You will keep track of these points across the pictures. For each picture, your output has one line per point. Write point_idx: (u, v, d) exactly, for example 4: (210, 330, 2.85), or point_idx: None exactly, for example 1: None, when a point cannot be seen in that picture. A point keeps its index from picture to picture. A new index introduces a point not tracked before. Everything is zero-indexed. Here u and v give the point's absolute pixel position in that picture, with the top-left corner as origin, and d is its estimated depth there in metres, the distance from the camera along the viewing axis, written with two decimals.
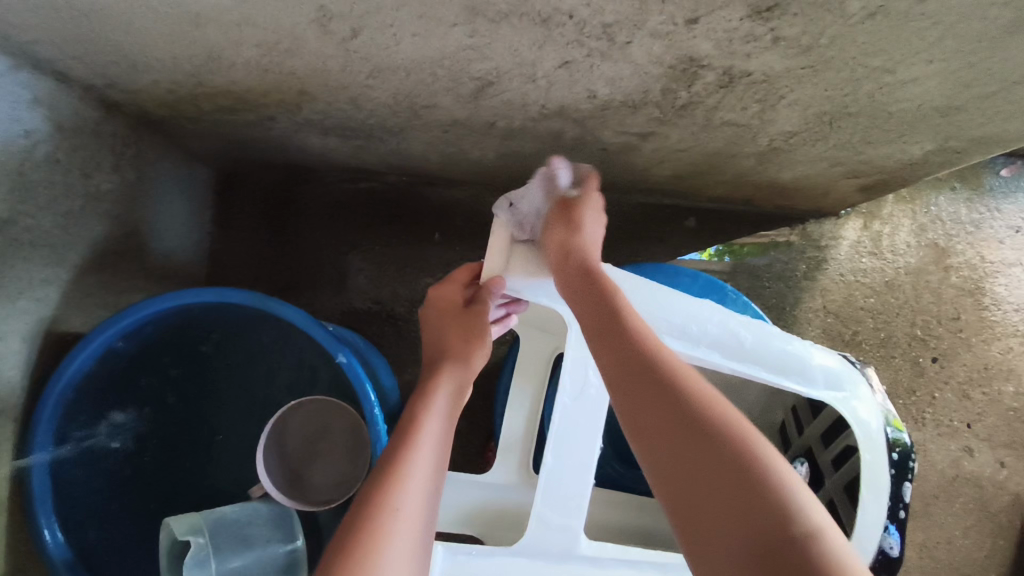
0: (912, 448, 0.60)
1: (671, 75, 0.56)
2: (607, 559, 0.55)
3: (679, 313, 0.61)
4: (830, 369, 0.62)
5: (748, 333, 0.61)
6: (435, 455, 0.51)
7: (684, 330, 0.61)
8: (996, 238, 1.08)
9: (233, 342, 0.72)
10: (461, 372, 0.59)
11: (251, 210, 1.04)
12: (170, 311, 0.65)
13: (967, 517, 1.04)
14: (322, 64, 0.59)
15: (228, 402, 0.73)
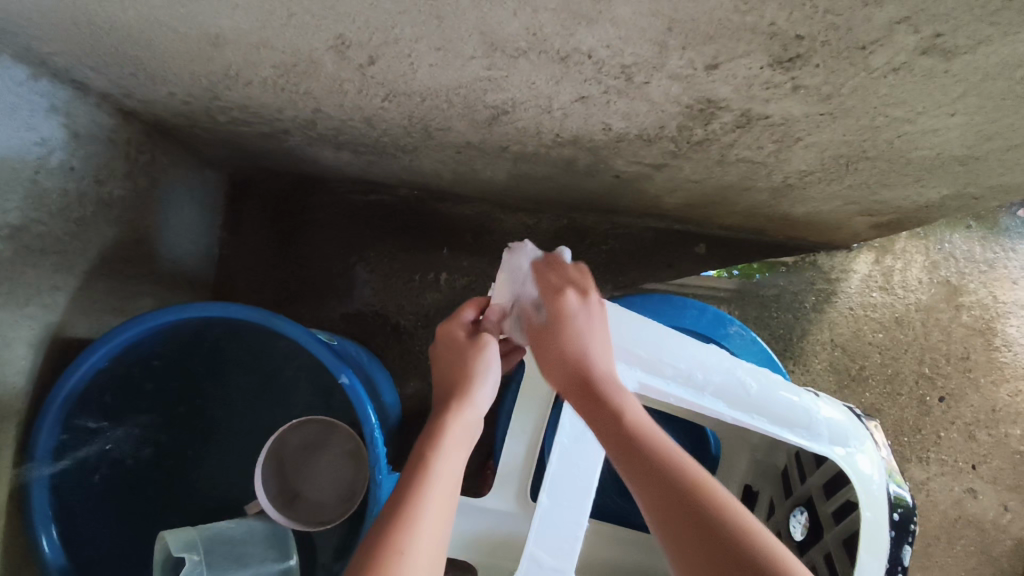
0: (915, 509, 0.58)
1: (689, 114, 0.56)
2: None
3: (685, 358, 0.61)
4: (835, 423, 0.61)
5: (753, 381, 0.61)
6: (448, 489, 0.50)
7: (688, 376, 0.61)
8: (1010, 278, 1.07)
9: (235, 353, 0.72)
10: (469, 411, 0.58)
11: (260, 216, 1.05)
12: (175, 323, 0.65)
13: (968, 559, 1.03)
14: (339, 86, 0.59)
15: (227, 414, 0.73)
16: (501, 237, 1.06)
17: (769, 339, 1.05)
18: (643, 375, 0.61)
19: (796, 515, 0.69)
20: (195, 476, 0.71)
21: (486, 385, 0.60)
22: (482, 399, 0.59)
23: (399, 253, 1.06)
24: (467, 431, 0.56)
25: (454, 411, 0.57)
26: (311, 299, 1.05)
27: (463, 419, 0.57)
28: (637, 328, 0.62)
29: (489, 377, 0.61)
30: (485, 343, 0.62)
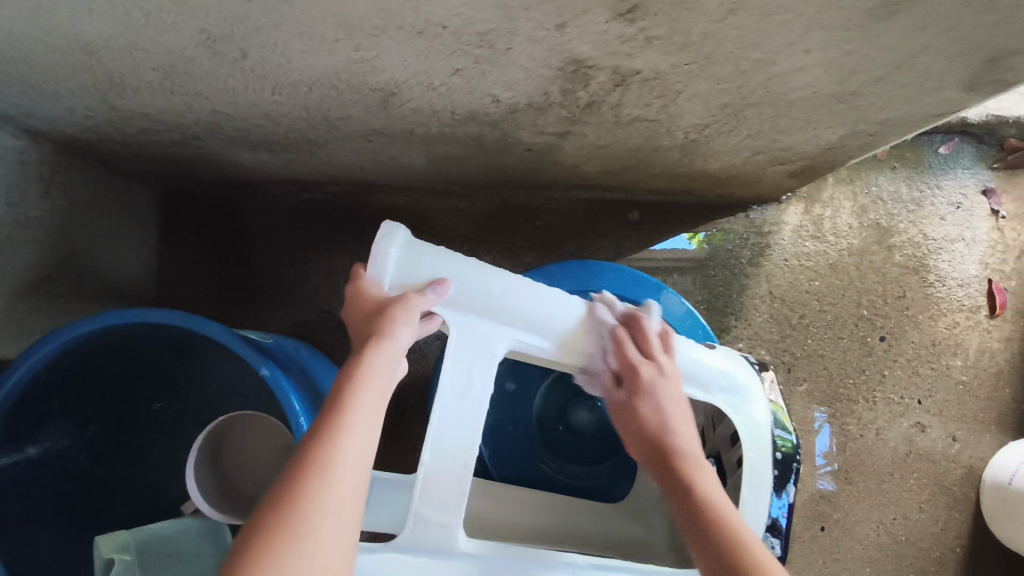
0: (797, 449, 0.63)
1: (564, 77, 0.57)
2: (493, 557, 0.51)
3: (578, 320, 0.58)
4: (728, 375, 0.63)
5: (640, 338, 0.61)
6: (358, 456, 0.47)
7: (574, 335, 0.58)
8: (938, 214, 1.09)
9: (168, 354, 0.71)
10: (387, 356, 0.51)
11: (196, 224, 1.06)
12: (99, 330, 0.65)
13: (922, 493, 1.06)
14: (224, 84, 0.60)
15: (161, 421, 0.73)
16: (437, 224, 1.07)
17: (709, 297, 1.07)
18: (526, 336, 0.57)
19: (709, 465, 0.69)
20: (135, 482, 0.72)
21: (408, 331, 0.51)
22: (401, 341, 0.52)
23: (337, 249, 1.07)
24: (383, 377, 0.50)
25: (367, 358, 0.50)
26: (256, 304, 1.06)
27: (378, 365, 0.50)
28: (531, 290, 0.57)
29: (413, 323, 0.52)
30: (403, 301, 0.51)
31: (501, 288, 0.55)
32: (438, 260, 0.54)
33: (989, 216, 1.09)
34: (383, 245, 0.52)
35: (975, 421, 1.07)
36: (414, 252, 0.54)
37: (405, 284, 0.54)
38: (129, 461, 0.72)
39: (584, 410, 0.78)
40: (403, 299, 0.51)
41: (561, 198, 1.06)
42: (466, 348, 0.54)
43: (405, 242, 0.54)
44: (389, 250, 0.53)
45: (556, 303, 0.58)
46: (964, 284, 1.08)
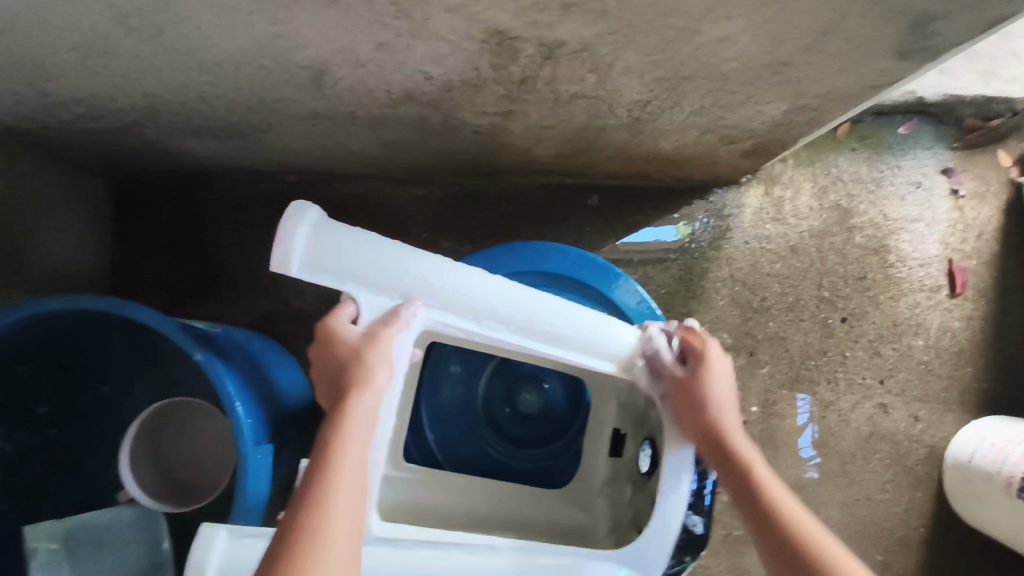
0: None
1: (491, 50, 0.56)
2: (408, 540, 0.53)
3: (500, 298, 0.56)
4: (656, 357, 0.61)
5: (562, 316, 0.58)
6: (350, 519, 0.46)
7: (498, 314, 0.56)
8: (898, 194, 1.09)
9: (100, 338, 0.68)
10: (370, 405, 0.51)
11: (149, 217, 1.04)
12: (30, 318, 0.61)
13: (885, 473, 1.06)
14: (148, 64, 0.59)
15: (116, 401, 0.72)
16: (395, 212, 1.06)
17: (671, 282, 1.06)
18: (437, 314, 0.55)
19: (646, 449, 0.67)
20: (93, 464, 0.71)
21: (386, 376, 0.52)
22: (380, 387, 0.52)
23: None
24: (364, 432, 0.50)
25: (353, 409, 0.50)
26: (212, 296, 1.04)
27: (357, 420, 0.50)
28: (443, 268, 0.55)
29: (390, 366, 0.52)
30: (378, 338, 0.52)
31: (418, 268, 0.54)
32: (354, 241, 0.51)
33: (949, 196, 1.09)
34: (293, 224, 0.49)
35: (937, 400, 1.07)
36: (326, 233, 0.51)
37: (316, 266, 0.51)
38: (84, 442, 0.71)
39: (532, 393, 0.79)
40: (375, 337, 0.52)
41: (519, 184, 1.06)
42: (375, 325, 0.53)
43: (320, 221, 0.50)
44: (299, 230, 0.49)
45: (475, 279, 0.56)
46: (925, 263, 1.08)
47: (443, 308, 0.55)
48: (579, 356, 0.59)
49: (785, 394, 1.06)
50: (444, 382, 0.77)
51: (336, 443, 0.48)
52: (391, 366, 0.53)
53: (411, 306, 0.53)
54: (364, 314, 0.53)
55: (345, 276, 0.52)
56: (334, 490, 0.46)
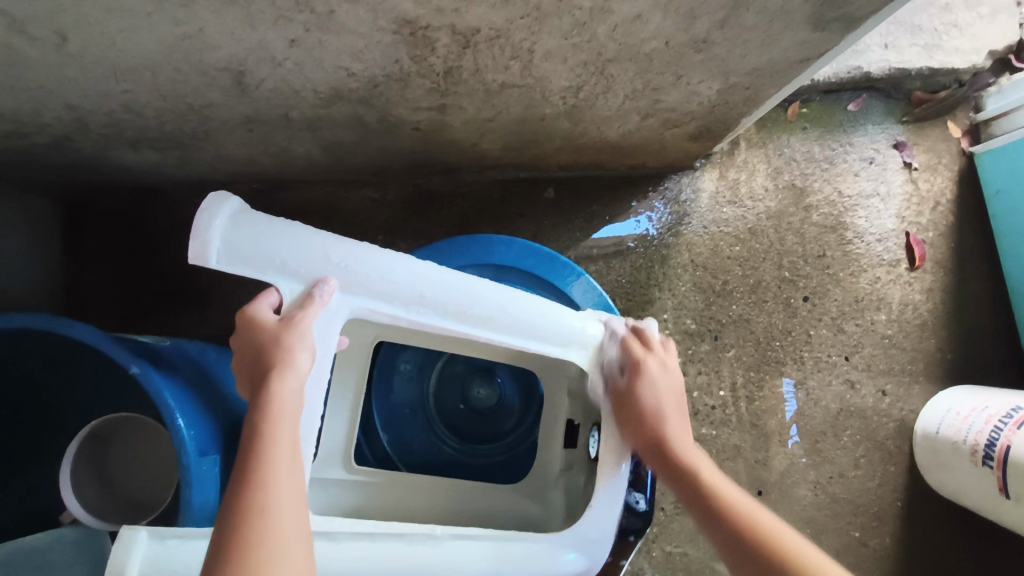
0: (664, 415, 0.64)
1: (406, 41, 0.56)
2: (338, 532, 0.53)
3: (429, 284, 0.55)
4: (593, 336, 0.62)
5: (494, 299, 0.57)
6: (292, 507, 0.45)
7: (424, 299, 0.55)
8: (852, 170, 1.10)
9: (46, 361, 0.67)
10: (293, 385, 0.49)
11: (101, 235, 1.02)
12: None
13: (856, 449, 1.05)
14: (61, 74, 0.58)
15: (67, 417, 0.72)
16: (350, 216, 1.05)
17: (631, 272, 1.06)
18: (362, 302, 0.54)
19: (594, 433, 0.66)
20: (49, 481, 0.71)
21: (307, 355, 0.50)
22: (303, 367, 0.50)
23: None
24: (291, 420, 0.48)
25: (274, 393, 0.48)
26: (167, 312, 1.01)
27: (281, 409, 0.48)
28: (364, 255, 0.53)
29: (310, 350, 0.51)
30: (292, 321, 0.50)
31: (343, 256, 0.52)
32: (271, 230, 0.50)
33: (902, 169, 1.10)
34: (208, 216, 0.48)
35: (903, 374, 1.07)
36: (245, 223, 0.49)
37: (234, 257, 0.49)
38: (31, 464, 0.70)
39: (487, 388, 0.79)
40: (290, 323, 0.50)
41: (473, 181, 1.05)
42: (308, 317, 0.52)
43: (238, 212, 0.49)
44: (215, 221, 0.48)
45: (399, 265, 0.54)
46: (883, 238, 1.08)
47: (370, 296, 0.54)
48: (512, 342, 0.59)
49: (752, 376, 1.05)
50: (397, 380, 0.77)
51: (261, 436, 0.46)
52: (310, 349, 0.51)
53: (326, 283, 0.51)
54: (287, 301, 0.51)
55: (265, 266, 0.50)
56: (269, 482, 0.45)
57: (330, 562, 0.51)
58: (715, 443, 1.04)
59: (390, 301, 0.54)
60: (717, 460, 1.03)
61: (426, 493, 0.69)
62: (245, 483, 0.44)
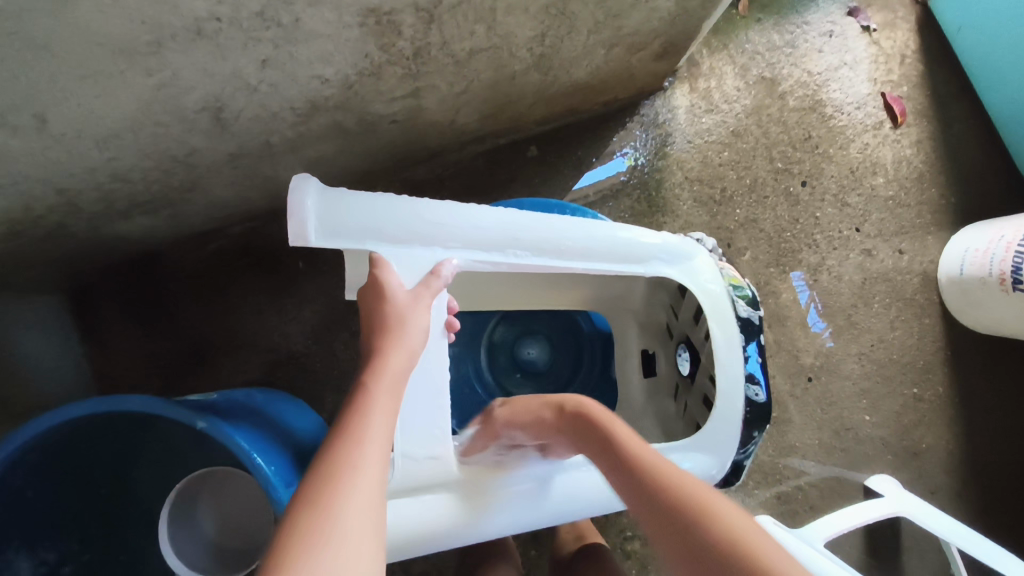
0: (757, 301, 0.70)
1: (374, 32, 0.55)
2: (492, 476, 0.60)
3: (516, 227, 0.63)
4: (675, 247, 0.69)
5: (576, 233, 0.65)
6: (382, 460, 0.47)
7: (518, 242, 0.63)
8: (815, 48, 1.11)
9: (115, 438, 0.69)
10: (403, 359, 0.55)
11: (114, 314, 1.02)
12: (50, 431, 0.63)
13: (890, 312, 1.08)
14: (45, 159, 0.57)
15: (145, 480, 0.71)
16: None
17: (633, 205, 1.06)
18: (462, 254, 0.62)
19: (682, 352, 0.74)
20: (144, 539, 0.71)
21: (416, 333, 0.56)
22: (412, 346, 0.56)
23: (261, 284, 1.03)
24: (395, 390, 0.53)
25: (387, 360, 0.54)
26: (201, 372, 1.02)
27: (389, 374, 0.53)
28: (456, 216, 0.61)
29: (421, 332, 0.57)
30: (407, 303, 0.57)
31: (433, 215, 0.60)
32: (365, 203, 0.57)
33: (862, 34, 1.12)
34: (301, 196, 0.53)
35: (915, 229, 1.09)
36: (333, 202, 0.56)
37: (332, 233, 0.56)
38: (114, 549, 0.70)
39: (535, 346, 0.90)
40: (406, 296, 0.57)
41: (458, 160, 1.04)
42: (416, 281, 0.60)
43: (322, 190, 0.55)
44: (306, 200, 0.54)
45: (490, 217, 0.63)
46: (861, 104, 1.10)
47: (467, 247, 0.62)
48: (595, 265, 0.67)
49: (773, 271, 1.07)
50: (450, 364, 0.88)
51: (371, 392, 0.51)
52: (424, 330, 0.58)
53: (446, 265, 0.60)
54: (392, 266, 0.59)
55: (363, 237, 0.57)
56: (369, 432, 0.48)
57: (493, 505, 0.59)
58: None
59: (485, 253, 0.63)
60: (763, 359, 1.06)
61: None
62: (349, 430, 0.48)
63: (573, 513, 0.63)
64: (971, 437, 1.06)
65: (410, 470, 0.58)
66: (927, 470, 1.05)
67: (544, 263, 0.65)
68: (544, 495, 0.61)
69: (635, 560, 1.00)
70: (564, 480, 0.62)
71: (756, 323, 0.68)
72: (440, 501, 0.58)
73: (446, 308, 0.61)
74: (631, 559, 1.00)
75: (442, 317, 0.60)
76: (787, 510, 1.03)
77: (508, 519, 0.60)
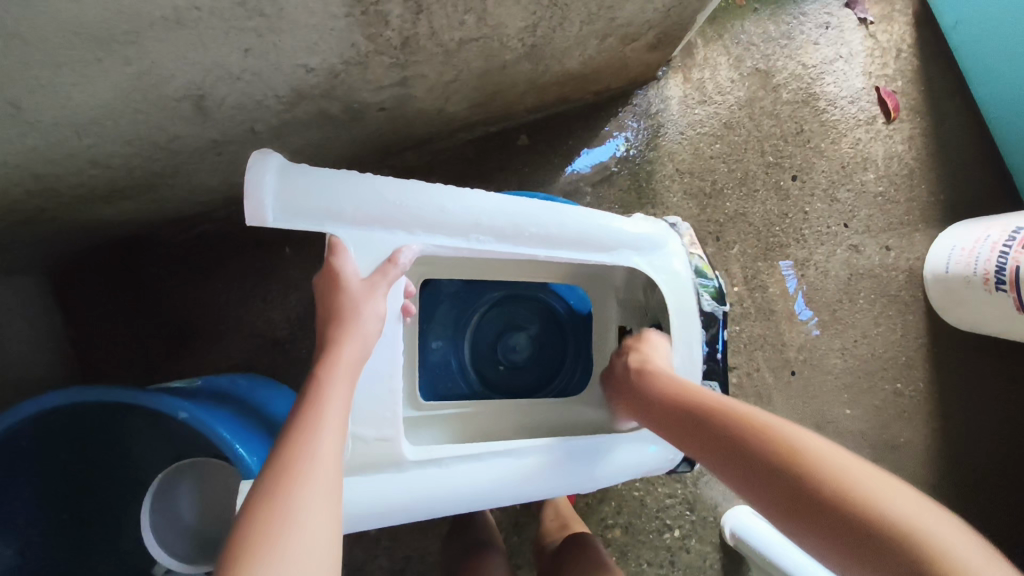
0: (722, 293, 0.75)
1: (360, 22, 0.54)
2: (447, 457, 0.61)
3: (479, 211, 0.63)
4: (647, 235, 0.71)
5: (546, 219, 0.65)
6: (334, 450, 0.49)
7: (483, 226, 0.63)
8: (810, 40, 1.10)
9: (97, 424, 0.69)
10: (358, 347, 0.56)
11: (96, 296, 1.01)
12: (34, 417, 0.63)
13: (875, 308, 1.09)
14: (22, 144, 0.56)
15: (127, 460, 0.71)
16: None
17: (622, 195, 1.06)
18: (424, 237, 0.61)
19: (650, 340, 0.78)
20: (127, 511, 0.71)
21: (372, 322, 0.57)
22: (367, 332, 0.57)
23: (246, 270, 1.02)
24: (349, 377, 0.54)
25: (342, 348, 0.55)
26: (186, 356, 1.01)
27: (344, 363, 0.54)
28: (423, 197, 0.61)
29: (377, 320, 0.58)
30: (363, 292, 0.57)
31: (397, 196, 0.59)
32: (325, 184, 0.57)
33: (859, 26, 1.11)
34: (257, 174, 0.53)
35: (902, 226, 1.09)
36: (292, 179, 0.55)
37: (290, 212, 0.55)
38: (100, 520, 0.71)
39: (522, 339, 0.91)
40: (366, 284, 0.58)
41: (447, 147, 1.03)
42: (371, 270, 0.59)
43: (282, 166, 0.55)
44: (266, 177, 0.54)
45: (456, 199, 0.62)
46: (854, 99, 1.09)
47: (428, 232, 0.62)
48: (560, 252, 0.67)
49: (761, 265, 1.07)
50: (434, 358, 0.88)
51: (324, 382, 0.52)
52: (379, 317, 0.58)
53: (404, 252, 0.60)
54: (351, 250, 0.59)
55: (322, 218, 0.57)
56: (322, 424, 0.50)
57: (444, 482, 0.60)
58: (742, 337, 1.06)
59: (450, 237, 0.63)
60: (748, 353, 1.06)
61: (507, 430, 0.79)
62: (301, 422, 0.49)
63: (530, 496, 0.64)
64: (948, 432, 1.09)
65: (366, 452, 0.58)
66: (904, 464, 1.08)
67: (509, 249, 0.65)
68: (499, 480, 0.62)
69: (615, 546, 1.02)
70: (524, 466, 0.63)
71: (719, 317, 0.73)
72: (390, 479, 0.59)
73: (401, 292, 0.61)
74: (611, 546, 1.02)
75: (398, 302, 0.61)
76: None
77: (460, 502, 0.61)
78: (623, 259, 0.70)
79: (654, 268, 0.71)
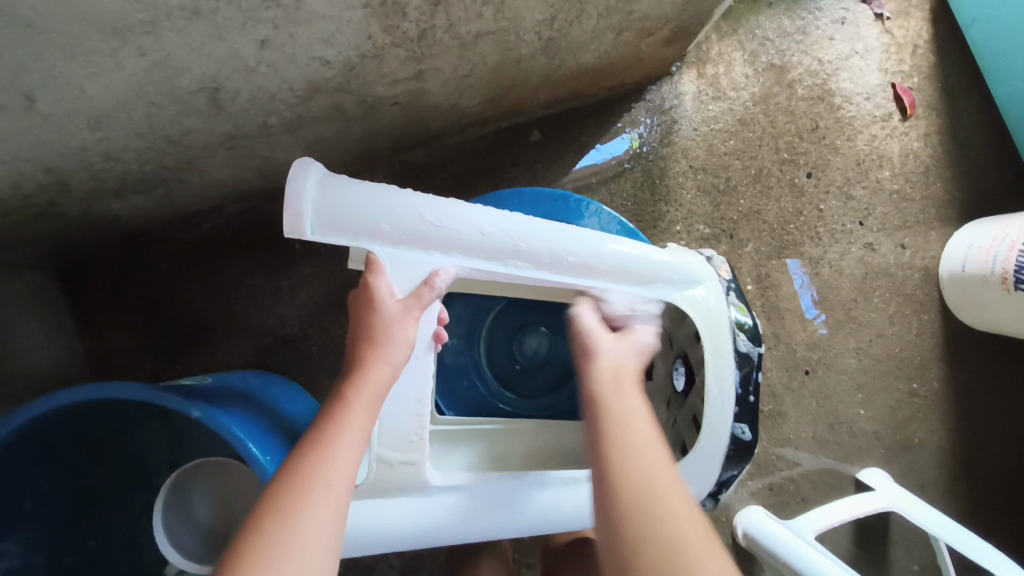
0: (756, 331, 0.71)
1: (378, 13, 0.53)
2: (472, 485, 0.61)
3: (521, 238, 0.61)
4: (685, 267, 0.69)
5: (581, 249, 0.63)
6: (347, 477, 0.51)
7: (520, 252, 0.61)
8: (826, 35, 1.09)
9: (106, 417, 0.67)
10: (388, 373, 0.56)
11: (105, 292, 1.00)
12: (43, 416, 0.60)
13: (889, 306, 1.08)
14: (34, 138, 0.55)
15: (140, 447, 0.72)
16: None
17: (635, 193, 1.05)
18: (459, 260, 0.60)
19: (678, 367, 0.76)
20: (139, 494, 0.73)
21: (402, 349, 0.57)
22: (397, 359, 0.57)
23: (256, 267, 1.01)
24: (375, 404, 0.55)
25: (371, 373, 0.55)
26: (195, 353, 1.01)
27: (371, 389, 0.55)
28: (461, 219, 0.59)
29: (408, 346, 0.58)
30: (396, 318, 0.57)
31: (436, 217, 0.58)
32: (364, 197, 0.55)
33: (875, 22, 1.09)
34: (298, 184, 0.53)
35: (918, 223, 1.08)
36: (332, 189, 0.54)
37: (328, 227, 0.55)
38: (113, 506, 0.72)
39: (536, 340, 0.90)
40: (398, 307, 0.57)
41: (458, 143, 1.02)
42: (409, 290, 0.59)
43: (323, 178, 0.54)
44: (305, 186, 0.53)
45: (494, 222, 0.60)
46: (871, 95, 1.08)
47: (465, 254, 0.60)
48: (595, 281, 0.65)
49: (775, 263, 1.06)
50: (447, 356, 0.88)
51: (348, 405, 0.54)
52: (408, 343, 0.58)
53: (439, 275, 0.59)
54: (387, 270, 0.58)
55: (358, 233, 0.56)
56: (338, 449, 0.51)
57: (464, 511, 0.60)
58: None
59: (485, 265, 0.61)
60: None
61: (528, 437, 0.78)
62: (321, 443, 0.51)
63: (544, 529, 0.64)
64: (963, 433, 1.07)
65: (392, 474, 0.58)
66: (918, 465, 1.07)
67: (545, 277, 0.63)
68: (518, 511, 0.62)
69: None
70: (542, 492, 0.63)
71: (754, 358, 0.70)
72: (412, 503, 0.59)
73: (435, 319, 0.60)
74: None
75: (430, 327, 0.60)
76: (779, 501, 1.04)
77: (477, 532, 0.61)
78: (660, 292, 0.68)
79: (688, 304, 0.69)
